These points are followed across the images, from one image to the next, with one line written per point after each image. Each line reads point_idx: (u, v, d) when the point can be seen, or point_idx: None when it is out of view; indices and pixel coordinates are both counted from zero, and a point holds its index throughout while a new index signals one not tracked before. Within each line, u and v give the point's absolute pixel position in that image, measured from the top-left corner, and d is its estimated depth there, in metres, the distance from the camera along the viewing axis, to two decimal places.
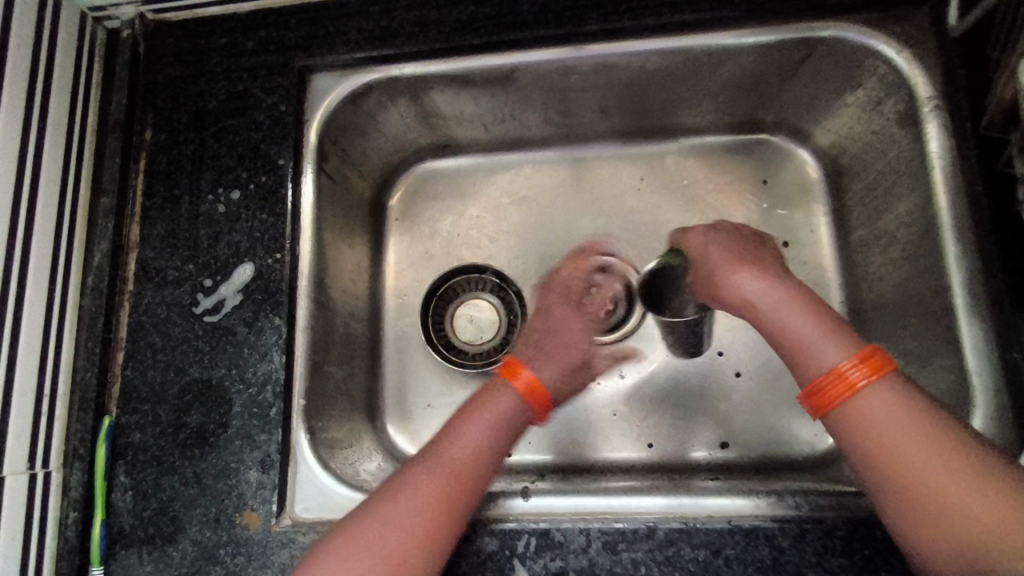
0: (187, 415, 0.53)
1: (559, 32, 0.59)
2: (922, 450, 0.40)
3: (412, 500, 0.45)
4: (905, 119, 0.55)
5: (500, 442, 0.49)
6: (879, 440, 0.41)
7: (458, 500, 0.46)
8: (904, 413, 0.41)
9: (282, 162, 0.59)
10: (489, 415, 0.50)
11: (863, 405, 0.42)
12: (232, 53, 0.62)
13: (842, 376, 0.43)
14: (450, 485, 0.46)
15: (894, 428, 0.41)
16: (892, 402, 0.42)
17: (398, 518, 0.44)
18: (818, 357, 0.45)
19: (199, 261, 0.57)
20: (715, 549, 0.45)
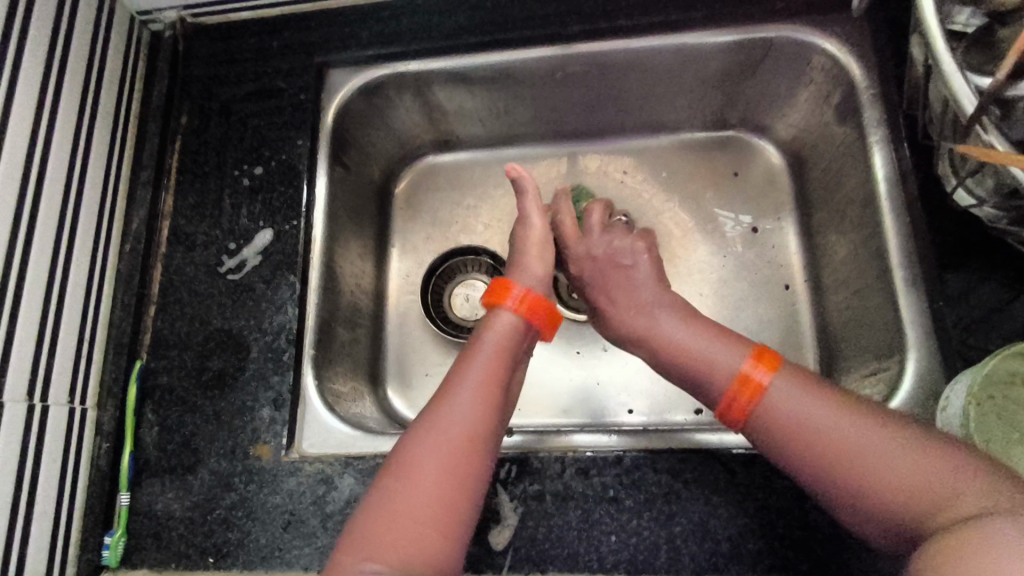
0: (209, 360, 0.60)
1: (547, 33, 0.67)
2: (849, 427, 0.44)
3: (431, 460, 0.46)
4: (848, 109, 0.62)
5: (496, 379, 0.51)
6: (803, 431, 0.45)
7: (474, 443, 0.47)
8: (814, 402, 0.46)
9: (301, 143, 0.67)
10: (475, 364, 0.52)
11: (775, 407, 0.47)
12: (259, 52, 0.70)
13: (744, 384, 0.49)
14: (464, 434, 0.47)
15: (811, 417, 0.46)
16: (802, 396, 0.47)
17: (428, 463, 0.46)
18: (719, 362, 0.51)
19: (225, 228, 0.64)
20: (675, 473, 0.51)
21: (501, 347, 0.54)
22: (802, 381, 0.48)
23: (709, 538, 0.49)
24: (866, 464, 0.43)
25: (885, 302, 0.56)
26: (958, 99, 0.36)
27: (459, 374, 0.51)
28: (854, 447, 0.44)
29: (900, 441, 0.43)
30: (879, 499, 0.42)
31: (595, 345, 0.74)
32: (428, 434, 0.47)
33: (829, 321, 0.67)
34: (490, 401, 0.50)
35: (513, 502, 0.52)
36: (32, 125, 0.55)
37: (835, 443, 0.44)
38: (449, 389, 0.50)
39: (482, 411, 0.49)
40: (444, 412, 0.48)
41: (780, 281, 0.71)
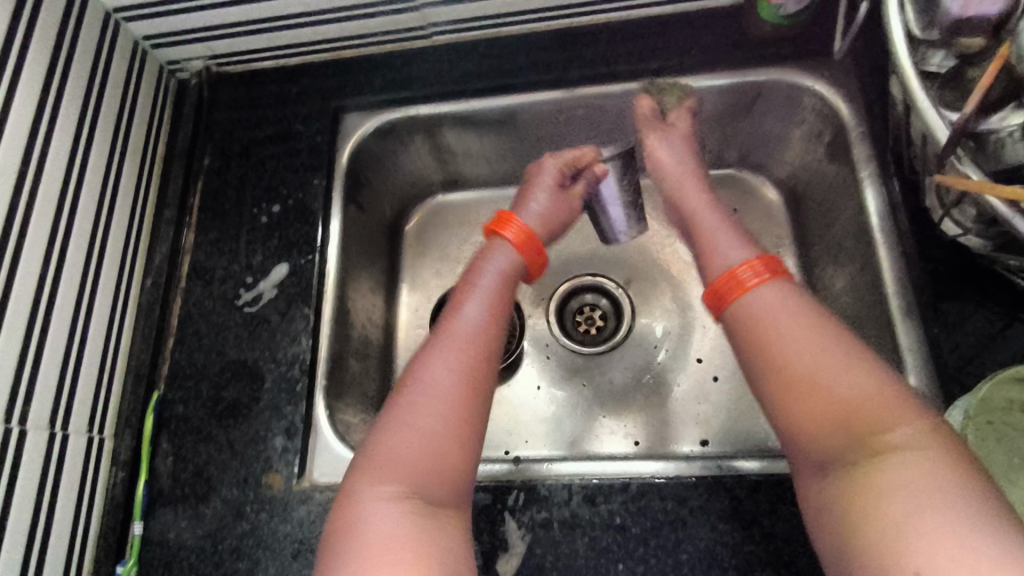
0: (224, 391, 0.62)
1: (550, 78, 0.71)
2: (816, 345, 0.45)
3: (415, 420, 0.48)
4: (839, 147, 0.65)
5: (484, 339, 0.54)
6: (772, 326, 0.47)
7: (462, 400, 0.50)
8: (792, 306, 0.48)
9: (316, 182, 0.70)
10: (461, 324, 0.54)
11: (755, 302, 0.50)
12: (279, 98, 0.75)
13: (737, 277, 0.52)
14: (453, 388, 0.50)
15: (792, 326, 0.46)
16: (785, 300, 0.48)
17: (419, 410, 0.48)
18: (724, 256, 0.54)
19: (243, 263, 0.67)
20: (681, 500, 0.52)
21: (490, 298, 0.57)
22: (792, 291, 0.49)
23: (716, 567, 0.50)
24: (812, 377, 0.43)
25: (882, 331, 0.58)
26: (934, 134, 0.38)
27: (449, 335, 0.53)
28: (804, 358, 0.44)
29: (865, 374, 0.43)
30: (815, 413, 0.43)
31: (602, 376, 0.75)
32: (419, 389, 0.50)
33: None
34: (474, 362, 0.52)
35: (522, 530, 0.53)
36: (66, 165, 0.58)
37: (787, 352, 0.45)
38: (433, 347, 0.52)
39: (463, 372, 0.51)
40: (427, 368, 0.51)
41: None
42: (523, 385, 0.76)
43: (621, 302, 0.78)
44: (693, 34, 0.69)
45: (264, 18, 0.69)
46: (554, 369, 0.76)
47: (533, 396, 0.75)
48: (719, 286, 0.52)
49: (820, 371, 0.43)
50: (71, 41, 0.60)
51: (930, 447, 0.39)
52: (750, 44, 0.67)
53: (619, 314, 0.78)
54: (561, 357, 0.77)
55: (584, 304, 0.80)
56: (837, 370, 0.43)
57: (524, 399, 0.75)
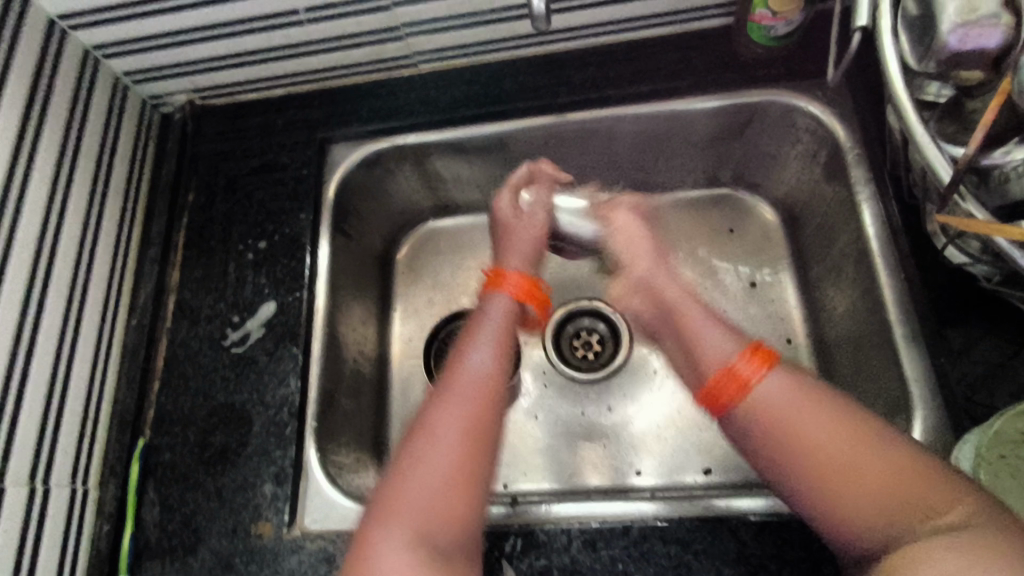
0: (212, 436, 0.60)
1: (539, 104, 0.70)
2: (826, 422, 0.44)
3: (430, 472, 0.45)
4: (835, 167, 0.64)
5: (495, 387, 0.50)
6: (796, 424, 0.45)
7: (477, 456, 0.46)
8: (805, 396, 0.46)
9: (303, 216, 0.69)
10: (471, 374, 0.50)
11: (761, 398, 0.47)
12: (264, 130, 0.73)
13: (735, 372, 0.48)
14: (467, 443, 0.47)
15: (796, 409, 0.45)
16: (793, 391, 0.46)
17: (433, 461, 0.45)
18: (715, 350, 0.51)
19: (229, 301, 0.66)
20: (684, 543, 0.50)
21: (496, 334, 0.54)
22: (792, 374, 0.47)
23: None
24: (834, 456, 0.43)
25: (885, 358, 0.56)
26: (938, 174, 0.37)
27: (458, 385, 0.50)
28: (839, 449, 0.43)
29: (878, 446, 0.42)
30: (861, 504, 0.41)
31: (601, 405, 0.73)
32: (431, 444, 0.46)
33: (834, 375, 0.67)
34: (487, 415, 0.49)
35: None
36: (44, 209, 0.57)
37: (803, 437, 0.44)
38: (441, 402, 0.49)
39: (476, 420, 0.48)
40: (437, 422, 0.47)
41: (781, 335, 0.71)
42: (521, 415, 0.74)
43: (619, 327, 0.76)
44: (683, 57, 0.68)
45: (247, 51, 0.68)
46: (552, 397, 0.75)
47: (530, 426, 0.73)
48: (711, 386, 0.49)
49: (834, 452, 0.43)
50: (47, 84, 0.59)
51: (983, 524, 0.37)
52: (741, 66, 0.66)
53: (618, 339, 0.76)
54: (558, 385, 0.75)
55: (581, 328, 0.77)
56: (848, 445, 0.43)
57: (521, 430, 0.73)
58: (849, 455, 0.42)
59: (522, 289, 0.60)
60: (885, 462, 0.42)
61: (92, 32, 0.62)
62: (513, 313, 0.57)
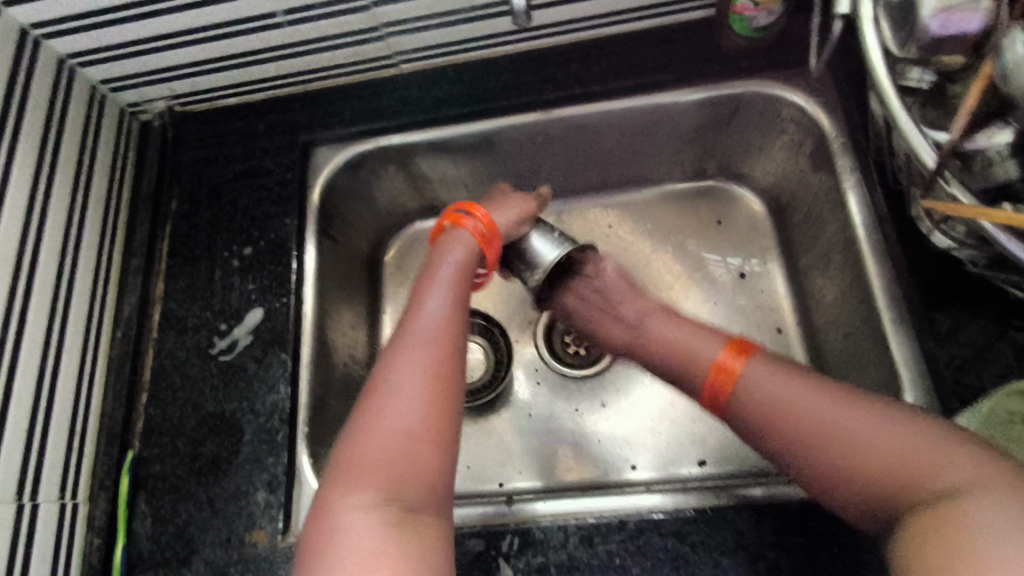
0: (202, 445, 0.59)
1: (522, 101, 0.69)
2: (831, 405, 0.46)
3: (391, 420, 0.46)
4: (819, 156, 0.64)
5: (449, 333, 0.51)
6: (788, 411, 0.47)
7: (434, 399, 0.47)
8: (795, 386, 0.48)
9: (289, 221, 0.68)
10: (423, 326, 0.51)
11: (756, 395, 0.49)
12: (246, 135, 0.72)
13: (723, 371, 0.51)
14: (427, 389, 0.47)
15: (797, 399, 0.47)
16: (783, 379, 0.49)
17: (393, 408, 0.46)
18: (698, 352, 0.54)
19: (216, 309, 0.65)
20: (681, 535, 0.50)
21: (450, 279, 0.55)
22: (782, 366, 0.50)
23: None
24: (842, 435, 0.44)
25: (874, 344, 0.57)
26: (921, 157, 0.38)
27: (411, 336, 0.50)
28: (833, 425, 0.45)
29: (883, 420, 0.44)
30: (864, 479, 0.43)
31: (594, 401, 0.73)
32: (387, 395, 0.47)
33: (824, 363, 0.67)
34: (441, 360, 0.49)
35: None
36: (23, 222, 0.56)
37: (811, 420, 0.46)
38: (398, 352, 0.49)
39: (433, 364, 0.48)
40: (391, 373, 0.48)
41: (772, 325, 0.72)
42: (514, 414, 0.74)
43: None
44: (665, 50, 0.68)
45: (226, 56, 0.67)
46: (546, 395, 0.74)
47: (524, 424, 0.73)
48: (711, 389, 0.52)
49: (845, 432, 0.44)
50: (21, 94, 0.58)
51: (983, 481, 0.37)
52: (723, 58, 0.66)
53: None
54: (550, 382, 0.75)
55: None
56: (853, 422, 0.44)
57: (515, 428, 0.73)
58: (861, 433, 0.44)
59: (481, 231, 0.59)
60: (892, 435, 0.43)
61: (66, 41, 0.62)
62: (467, 254, 0.57)
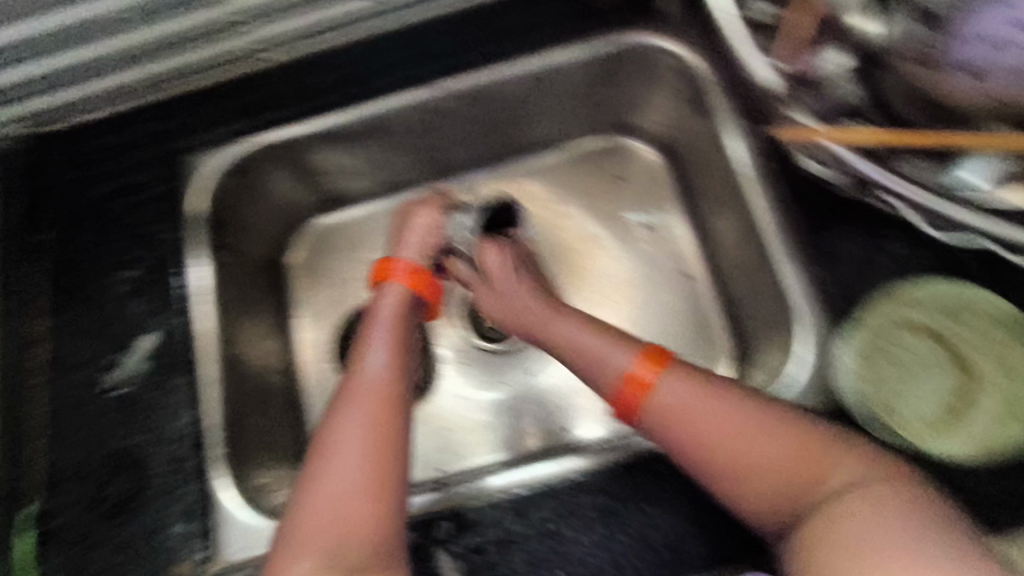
0: (108, 487, 0.56)
1: (399, 81, 0.67)
2: (730, 415, 0.46)
3: (336, 486, 0.44)
4: (699, 101, 0.65)
5: (389, 391, 0.48)
6: (693, 425, 0.47)
7: (378, 467, 0.45)
8: (699, 394, 0.47)
9: (170, 237, 0.64)
10: (364, 386, 0.48)
11: (664, 403, 0.48)
12: (110, 150, 0.67)
13: (634, 380, 0.49)
14: (372, 450, 0.45)
15: (699, 410, 0.47)
16: (696, 391, 0.48)
17: (341, 474, 0.44)
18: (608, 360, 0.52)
19: (103, 341, 0.61)
20: (609, 491, 0.51)
21: (393, 325, 0.53)
22: (695, 375, 0.49)
23: (654, 550, 0.49)
24: (744, 443, 0.46)
25: (770, 275, 0.58)
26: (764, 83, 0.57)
27: (350, 398, 0.48)
28: (733, 434, 0.46)
29: (777, 421, 0.46)
30: (754, 482, 0.45)
31: (522, 372, 0.73)
32: (332, 459, 0.45)
33: (733, 300, 0.69)
34: (385, 422, 0.47)
35: (455, 562, 0.50)
36: None
37: (713, 434, 0.46)
38: (342, 413, 0.47)
39: (378, 423, 0.46)
40: (331, 441, 0.46)
41: (681, 271, 0.74)
42: (445, 397, 0.73)
43: None
44: (536, 11, 0.66)
45: None
46: (474, 374, 0.74)
47: (456, 407, 0.72)
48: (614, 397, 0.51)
49: (745, 440, 0.45)
50: None
51: (861, 478, 0.42)
52: (593, 13, 0.66)
53: None
54: (477, 361, 0.74)
55: None
56: (750, 430, 0.46)
57: (447, 412, 0.72)
58: (756, 439, 0.45)
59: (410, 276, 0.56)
60: (785, 439, 0.45)
61: None
62: (406, 305, 0.54)
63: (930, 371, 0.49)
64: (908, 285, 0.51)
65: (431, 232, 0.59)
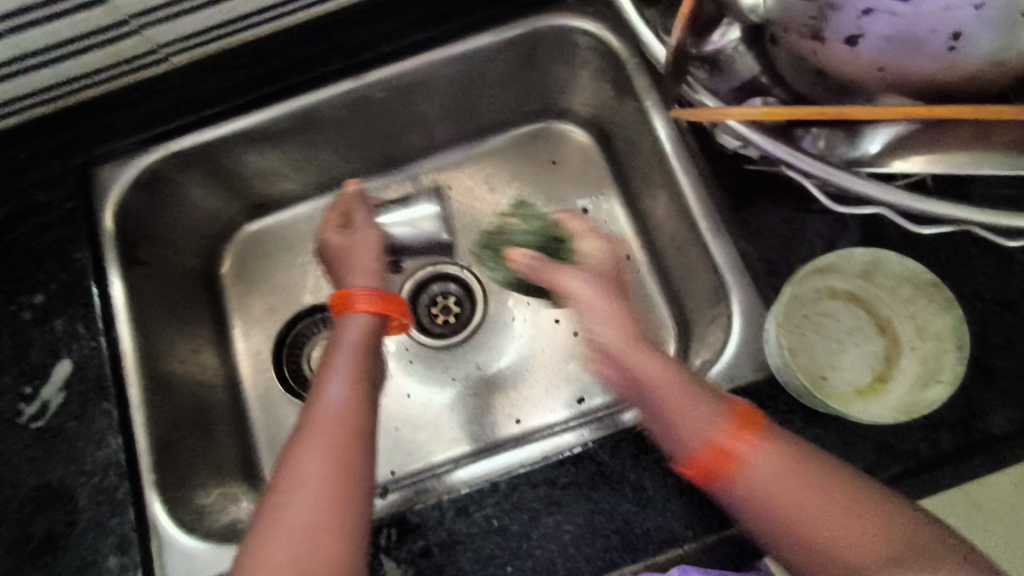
0: (33, 525, 0.53)
1: (313, 75, 0.64)
2: (818, 492, 0.41)
3: (293, 523, 0.42)
4: (622, 80, 0.64)
5: (355, 419, 0.47)
6: (776, 501, 0.42)
7: (345, 498, 0.43)
8: (786, 466, 0.42)
9: (80, 256, 0.60)
10: (326, 414, 0.46)
11: (751, 475, 0.43)
12: (8, 169, 0.63)
13: (718, 446, 0.44)
14: (331, 482, 0.43)
15: (786, 485, 0.42)
16: (782, 464, 0.43)
17: (298, 508, 0.42)
18: (694, 424, 0.44)
19: (15, 372, 0.57)
20: (552, 482, 0.50)
21: (357, 349, 0.51)
22: (787, 446, 0.43)
23: (600, 536, 0.49)
24: (829, 525, 0.41)
25: (701, 252, 0.59)
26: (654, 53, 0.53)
27: (315, 427, 0.46)
28: (818, 515, 0.41)
29: (866, 502, 0.41)
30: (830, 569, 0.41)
31: (469, 366, 0.72)
32: (288, 495, 0.43)
33: (671, 277, 0.70)
34: (351, 449, 0.45)
35: (402, 567, 0.49)
36: None
37: (798, 512, 0.41)
38: (300, 443, 0.45)
39: (340, 454, 0.45)
40: (295, 470, 0.44)
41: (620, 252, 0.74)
42: (393, 397, 0.71)
43: (469, 282, 0.75)
44: None
45: None
46: (421, 371, 0.73)
47: (404, 407, 0.71)
48: (688, 458, 0.44)
49: (830, 521, 0.41)
50: None
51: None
52: None
53: (471, 294, 0.75)
54: (423, 358, 0.73)
55: (433, 295, 0.75)
56: (838, 512, 0.41)
57: (395, 412, 0.71)
58: (838, 524, 0.41)
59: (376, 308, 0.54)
60: (873, 525, 0.40)
61: None
62: (370, 332, 0.53)
63: (853, 340, 0.50)
64: (837, 255, 0.48)
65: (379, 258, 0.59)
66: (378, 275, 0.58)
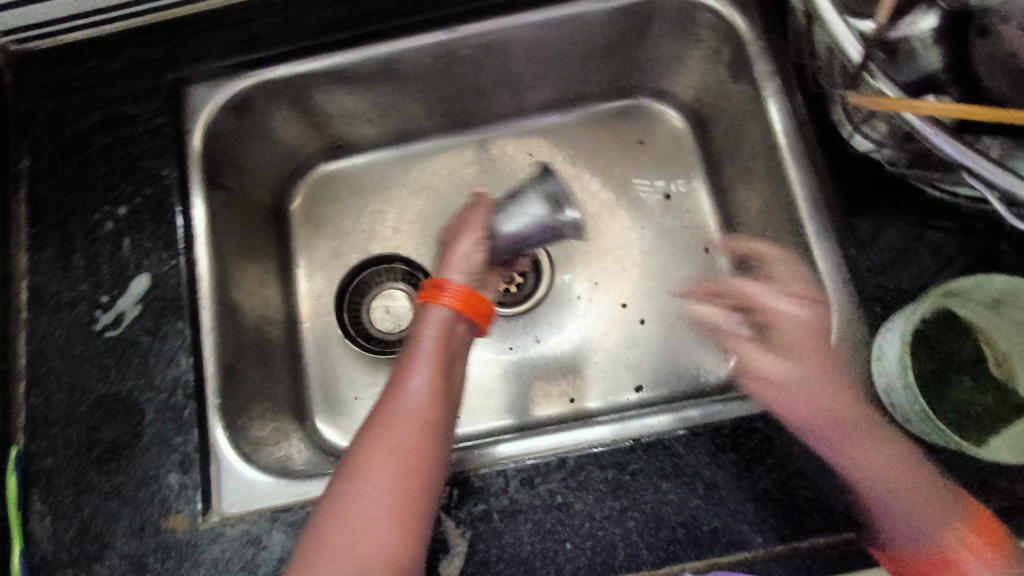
0: (100, 432, 0.54)
1: (420, 19, 0.63)
2: None
3: (360, 513, 0.40)
4: (739, 64, 0.61)
5: (432, 419, 0.45)
6: None
7: (415, 494, 0.42)
8: None
9: (166, 173, 0.60)
10: (405, 407, 0.45)
11: None
12: (102, 75, 0.62)
13: None
14: (403, 476, 0.42)
15: None
16: None
17: (367, 498, 0.41)
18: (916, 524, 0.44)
19: (93, 280, 0.57)
20: (621, 467, 0.49)
21: (439, 345, 0.48)
22: None
23: (664, 527, 0.48)
24: None
25: (799, 254, 0.56)
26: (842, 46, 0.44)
27: (388, 421, 0.44)
28: None
29: None
30: None
31: (528, 337, 0.71)
32: (357, 484, 0.41)
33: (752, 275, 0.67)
34: (424, 445, 0.43)
35: (460, 528, 0.49)
36: None
37: None
38: (375, 432, 0.44)
39: (414, 448, 0.43)
40: (367, 460, 0.42)
41: (700, 244, 0.71)
42: None
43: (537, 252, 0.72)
44: None
45: None
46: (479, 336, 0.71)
47: None
48: None
49: None
50: None
51: None
52: None
53: (538, 265, 0.72)
54: None
55: None
56: None
57: None
58: None
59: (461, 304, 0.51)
60: None
61: None
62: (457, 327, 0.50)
63: (966, 371, 0.48)
64: (972, 280, 0.45)
65: (480, 247, 0.55)
66: (476, 263, 0.54)
